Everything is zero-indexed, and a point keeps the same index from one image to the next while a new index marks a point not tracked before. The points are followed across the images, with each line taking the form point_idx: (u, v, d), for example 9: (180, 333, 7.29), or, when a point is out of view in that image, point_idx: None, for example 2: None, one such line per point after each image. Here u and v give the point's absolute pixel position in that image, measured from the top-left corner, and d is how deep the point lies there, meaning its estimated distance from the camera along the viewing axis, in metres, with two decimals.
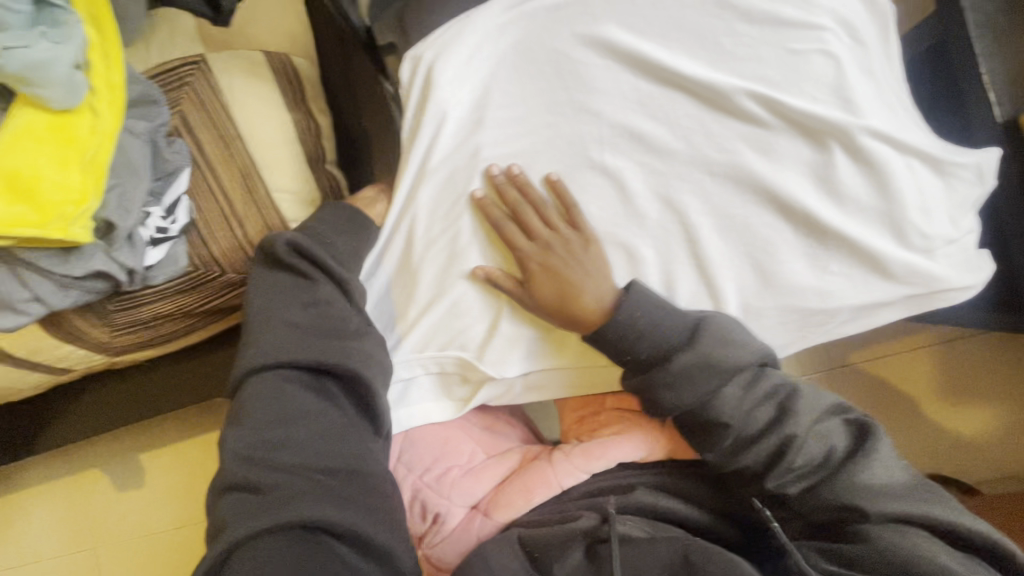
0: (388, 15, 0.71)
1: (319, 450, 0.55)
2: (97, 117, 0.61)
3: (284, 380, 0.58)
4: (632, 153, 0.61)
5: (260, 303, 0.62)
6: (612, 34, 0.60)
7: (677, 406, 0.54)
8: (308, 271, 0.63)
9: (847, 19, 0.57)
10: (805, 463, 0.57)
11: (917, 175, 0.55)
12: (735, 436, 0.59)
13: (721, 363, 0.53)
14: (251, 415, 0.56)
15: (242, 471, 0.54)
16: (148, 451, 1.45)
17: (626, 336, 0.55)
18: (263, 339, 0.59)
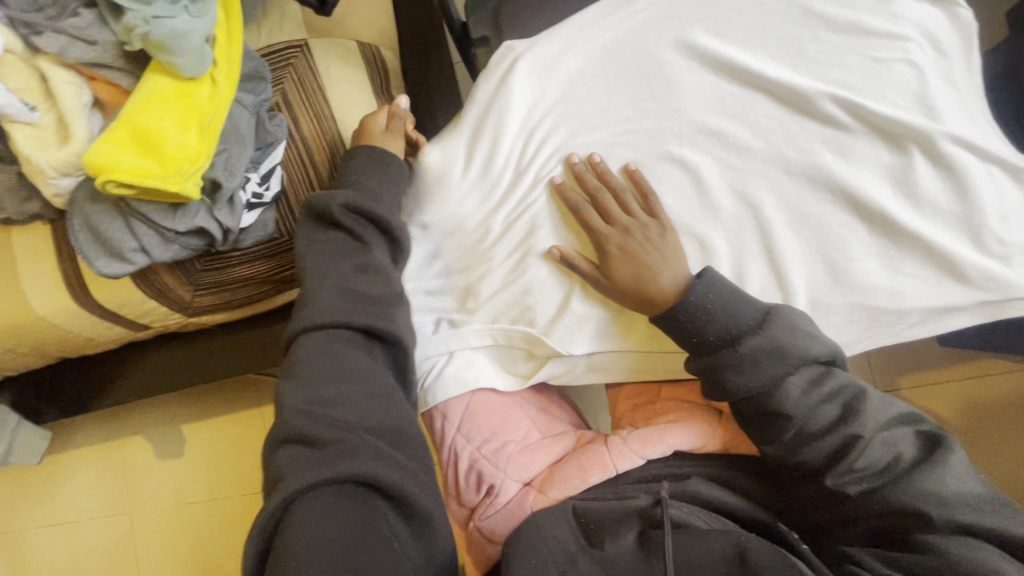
0: (483, 12, 0.76)
1: (374, 408, 0.55)
2: (217, 87, 0.67)
3: (329, 337, 0.58)
4: (711, 148, 0.63)
5: (308, 263, 0.64)
6: (699, 36, 0.63)
7: (747, 389, 0.55)
8: (349, 226, 0.65)
9: (931, 32, 0.59)
10: (867, 465, 0.56)
11: (998, 182, 0.57)
12: (796, 432, 0.57)
13: (791, 351, 0.55)
14: (305, 372, 0.56)
15: (299, 423, 0.52)
16: (189, 422, 1.49)
17: (694, 317, 0.57)
18: (313, 300, 0.61)
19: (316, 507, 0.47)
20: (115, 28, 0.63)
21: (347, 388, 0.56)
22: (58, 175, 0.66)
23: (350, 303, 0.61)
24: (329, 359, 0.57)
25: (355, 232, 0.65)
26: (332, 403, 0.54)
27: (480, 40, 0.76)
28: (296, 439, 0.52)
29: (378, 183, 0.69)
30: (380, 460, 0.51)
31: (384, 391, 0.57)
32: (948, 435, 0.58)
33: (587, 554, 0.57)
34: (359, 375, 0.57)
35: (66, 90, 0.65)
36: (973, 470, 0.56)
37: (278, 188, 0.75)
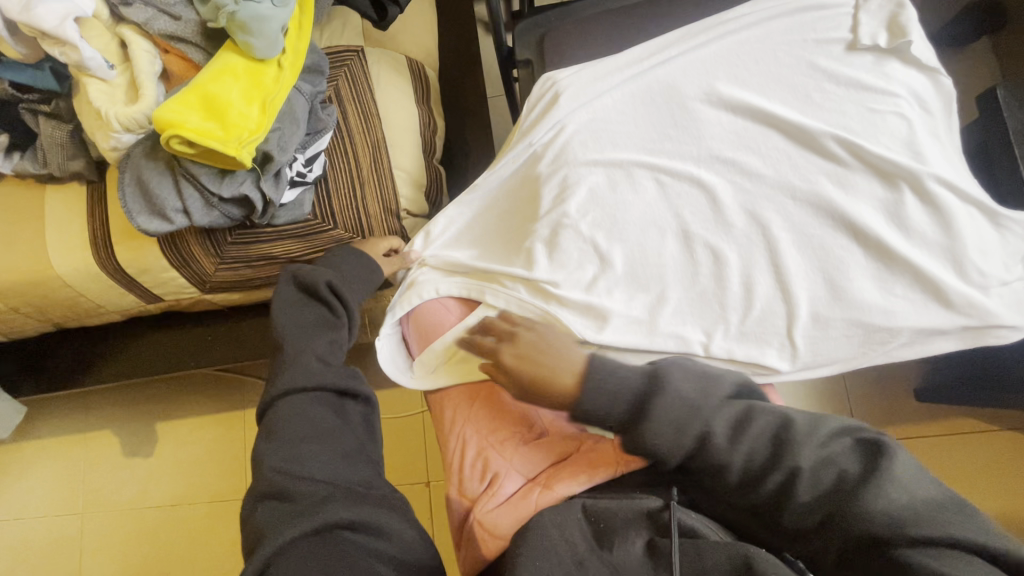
0: (530, 38, 0.83)
1: (343, 467, 0.59)
2: (282, 72, 0.73)
3: (304, 401, 0.62)
4: (728, 174, 0.70)
5: (289, 326, 0.68)
6: (718, 77, 0.71)
7: (666, 453, 0.52)
8: (329, 300, 0.71)
9: (918, 93, 0.69)
10: (813, 493, 0.50)
11: (976, 221, 0.64)
12: (734, 475, 0.52)
13: (697, 405, 0.52)
14: (284, 432, 0.60)
15: (275, 480, 0.57)
16: (162, 420, 1.43)
17: (596, 406, 0.54)
18: (294, 364, 0.64)
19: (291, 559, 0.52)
20: (202, 8, 0.69)
21: (319, 447, 0.59)
22: (122, 130, 0.70)
23: (322, 368, 0.65)
24: (303, 422, 0.60)
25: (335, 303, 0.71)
26: (304, 462, 0.58)
27: (525, 62, 0.83)
28: (272, 496, 0.57)
29: (352, 268, 0.76)
30: (353, 502, 0.56)
31: (352, 452, 0.61)
32: (888, 438, 0.51)
33: (596, 556, 0.58)
34: (327, 435, 0.60)
35: (143, 56, 0.70)
36: (924, 472, 0.50)
37: (319, 172, 0.80)
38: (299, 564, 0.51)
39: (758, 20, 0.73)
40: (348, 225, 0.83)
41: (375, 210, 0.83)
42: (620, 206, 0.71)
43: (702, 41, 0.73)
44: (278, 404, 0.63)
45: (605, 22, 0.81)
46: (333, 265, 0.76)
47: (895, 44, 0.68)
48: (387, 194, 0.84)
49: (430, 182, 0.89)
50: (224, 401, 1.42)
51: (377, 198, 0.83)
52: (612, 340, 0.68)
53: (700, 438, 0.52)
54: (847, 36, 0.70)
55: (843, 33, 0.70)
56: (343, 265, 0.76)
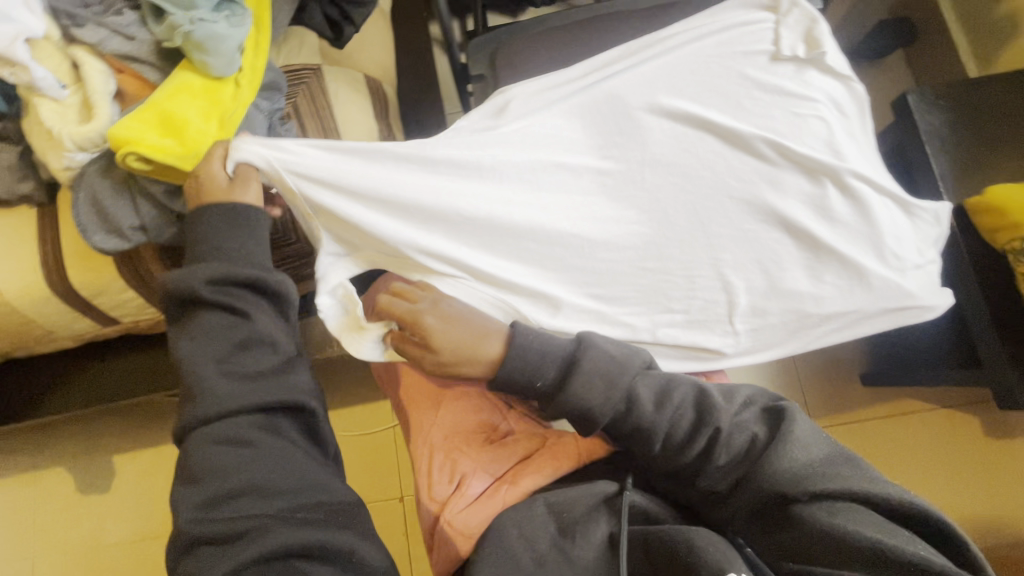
0: (483, 54, 0.86)
1: (276, 491, 0.56)
2: (240, 89, 0.74)
3: (225, 427, 0.58)
4: (671, 176, 0.75)
5: (191, 351, 0.60)
6: (657, 87, 0.77)
7: (593, 412, 0.59)
8: (229, 301, 0.61)
9: (834, 99, 0.76)
10: (728, 455, 0.56)
11: (891, 211, 0.71)
12: (661, 440, 0.58)
13: (615, 367, 0.59)
14: (207, 471, 0.56)
15: (198, 528, 0.54)
16: (120, 452, 1.37)
17: (518, 369, 0.61)
18: (203, 388, 0.59)
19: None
20: (157, 28, 0.70)
21: (250, 477, 0.56)
22: (75, 150, 0.70)
23: (234, 386, 0.59)
24: (229, 451, 0.57)
25: (233, 303, 0.61)
26: (238, 494, 0.56)
27: (478, 77, 0.86)
28: (204, 540, 0.54)
29: (232, 234, 0.64)
30: (297, 525, 0.55)
31: (286, 479, 0.57)
32: (789, 405, 0.58)
33: (557, 548, 0.60)
34: (261, 461, 0.57)
35: (96, 76, 0.70)
36: (822, 434, 0.56)
37: None
38: None
39: (692, 36, 0.79)
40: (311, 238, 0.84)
41: None
42: (575, 209, 0.74)
43: (642, 56, 0.78)
44: (193, 434, 0.58)
45: (553, 39, 0.84)
46: (221, 255, 0.63)
47: (812, 55, 0.76)
48: None
49: None
50: None
51: None
52: (565, 324, 0.72)
53: (631, 398, 0.59)
54: (770, 48, 0.77)
55: (766, 46, 0.77)
56: (233, 249, 0.63)
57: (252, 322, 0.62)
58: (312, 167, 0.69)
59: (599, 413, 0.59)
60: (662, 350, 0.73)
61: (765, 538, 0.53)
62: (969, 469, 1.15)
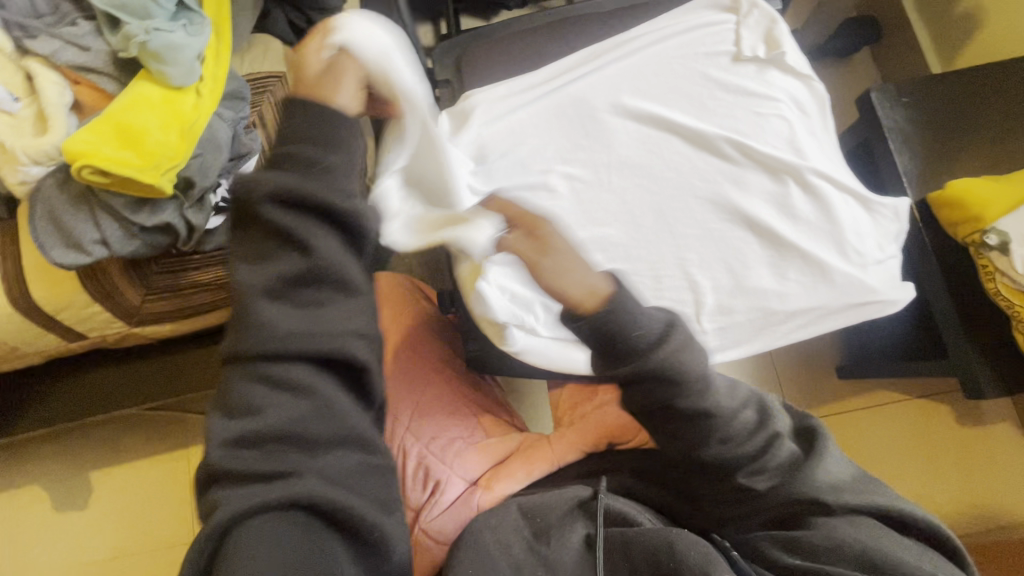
0: (449, 59, 0.85)
1: (319, 445, 0.44)
2: (200, 98, 0.73)
3: (270, 365, 0.43)
4: (636, 179, 0.75)
5: (242, 275, 0.43)
6: (622, 89, 0.77)
7: (685, 380, 0.47)
8: (291, 228, 0.42)
9: (796, 98, 0.77)
10: (776, 463, 0.54)
11: (852, 208, 0.72)
12: (726, 430, 0.50)
13: (690, 335, 0.48)
14: (249, 402, 0.43)
15: (229, 459, 0.43)
16: (98, 467, 1.35)
17: (612, 325, 0.44)
18: (257, 318, 0.42)
19: (251, 539, 0.41)
20: (113, 38, 0.70)
21: (292, 435, 0.43)
22: (30, 163, 0.69)
23: (298, 325, 0.43)
24: (282, 400, 0.43)
25: (297, 233, 0.42)
26: (274, 438, 0.43)
27: (444, 82, 0.85)
28: (237, 473, 0.43)
29: (316, 128, 0.43)
30: (331, 484, 0.43)
31: (336, 441, 0.44)
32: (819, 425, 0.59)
33: (532, 552, 0.59)
34: (313, 415, 0.44)
35: (51, 88, 0.69)
36: (840, 455, 0.59)
37: None
38: (259, 544, 0.41)
39: (655, 37, 0.79)
40: None
41: None
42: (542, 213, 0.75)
43: (607, 57, 0.79)
44: (234, 364, 0.44)
45: (519, 44, 0.84)
46: (298, 162, 0.42)
47: (772, 55, 0.77)
48: None
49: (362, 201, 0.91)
50: (166, 441, 1.35)
51: None
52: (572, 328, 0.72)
53: (709, 379, 0.49)
54: (733, 49, 0.78)
55: (728, 47, 0.78)
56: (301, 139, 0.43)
57: (315, 255, 0.43)
58: (411, 68, 0.52)
59: (690, 397, 0.48)
60: None
61: (776, 541, 0.55)
62: (953, 463, 1.17)
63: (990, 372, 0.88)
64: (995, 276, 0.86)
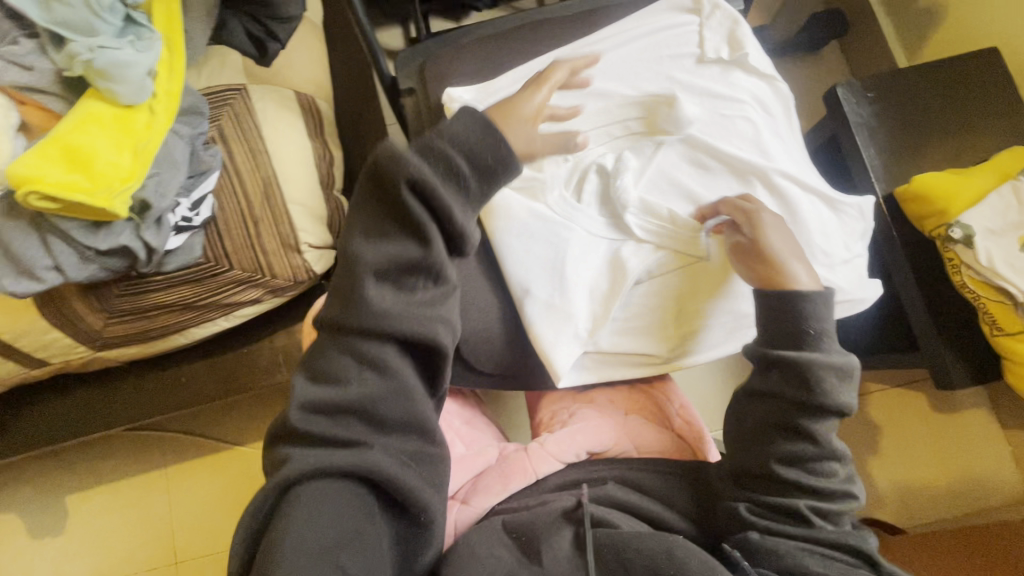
0: (412, 67, 0.84)
1: (385, 423, 0.55)
2: (154, 116, 0.72)
3: (357, 343, 0.54)
4: (604, 183, 0.74)
5: (362, 251, 0.55)
6: (588, 95, 0.77)
7: (819, 375, 0.61)
8: (413, 213, 0.54)
9: (760, 98, 0.77)
10: (829, 508, 0.61)
11: (818, 209, 0.73)
12: (816, 440, 0.61)
13: (829, 346, 0.63)
14: (328, 377, 0.55)
15: (305, 423, 0.54)
16: (74, 493, 1.31)
17: (791, 309, 0.63)
18: (358, 296, 0.54)
19: (312, 497, 0.51)
20: (56, 56, 0.68)
21: (361, 415, 0.54)
22: None
23: (396, 305, 0.54)
24: (352, 368, 0.54)
25: (421, 223, 0.54)
26: (347, 408, 0.54)
27: (407, 90, 0.83)
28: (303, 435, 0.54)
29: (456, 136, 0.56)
30: (391, 458, 0.54)
31: (397, 428, 0.55)
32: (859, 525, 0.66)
33: (525, 568, 0.58)
34: (379, 398, 0.54)
35: None
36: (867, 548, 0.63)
37: (208, 215, 0.79)
38: (319, 504, 0.51)
39: (618, 41, 0.79)
40: (245, 264, 0.81)
41: (272, 245, 0.83)
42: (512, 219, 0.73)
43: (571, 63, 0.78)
44: (328, 334, 0.56)
45: (483, 49, 0.83)
46: (437, 162, 0.55)
47: (735, 57, 0.77)
48: (284, 233, 0.83)
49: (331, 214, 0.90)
50: (143, 462, 1.32)
51: (274, 233, 0.83)
52: (622, 343, 0.73)
53: (840, 394, 0.61)
54: (696, 51, 0.78)
55: (692, 49, 0.78)
56: (442, 139, 0.56)
57: (427, 248, 0.54)
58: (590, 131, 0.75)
59: (821, 392, 0.61)
60: (605, 355, 0.74)
61: (804, 556, 0.57)
62: (924, 448, 1.20)
63: (959, 363, 0.89)
64: (961, 269, 0.87)
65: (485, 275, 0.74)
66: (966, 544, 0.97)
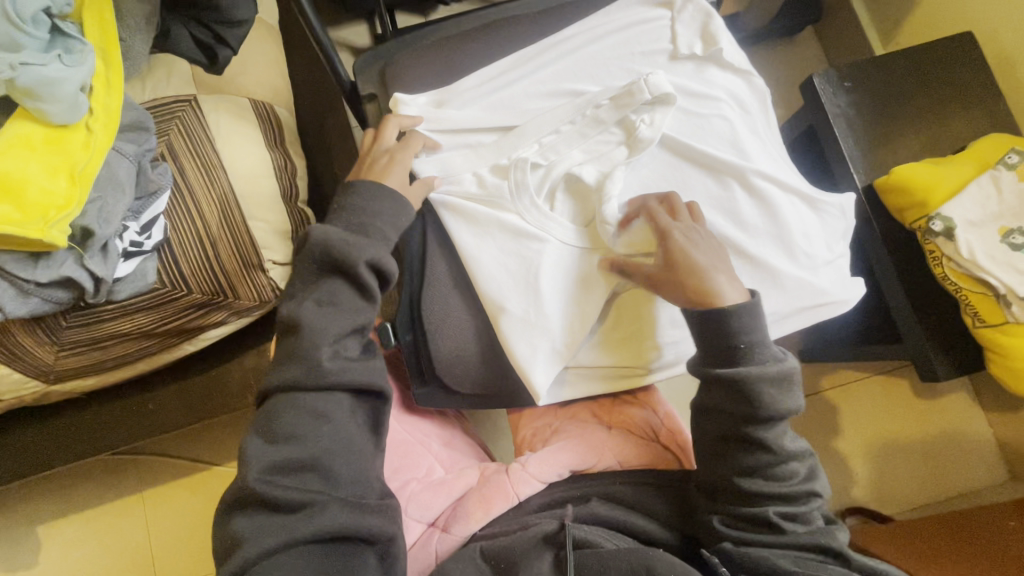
0: (372, 71, 0.79)
1: (339, 469, 0.56)
2: (92, 134, 0.68)
3: (309, 399, 0.57)
4: (577, 188, 0.71)
5: (314, 319, 0.59)
6: (557, 98, 0.74)
7: (755, 388, 0.58)
8: (360, 280, 0.60)
9: (736, 94, 0.74)
10: (795, 510, 0.59)
11: (797, 209, 0.70)
12: (763, 449, 0.59)
13: (760, 353, 0.60)
14: (279, 432, 0.56)
15: (261, 488, 0.54)
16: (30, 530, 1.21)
17: (721, 324, 0.60)
18: (307, 355, 0.58)
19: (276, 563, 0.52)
20: None
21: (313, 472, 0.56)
22: None
23: (347, 360, 0.59)
24: (299, 420, 0.56)
25: (366, 287, 0.61)
26: (300, 465, 0.55)
27: (369, 96, 0.79)
28: (263, 503, 0.54)
29: (386, 206, 0.64)
30: (349, 508, 0.55)
31: (348, 475, 0.57)
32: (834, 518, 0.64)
33: None
34: (328, 447, 0.56)
35: None
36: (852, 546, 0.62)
37: (161, 237, 0.74)
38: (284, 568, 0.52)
39: (586, 39, 0.75)
40: (204, 287, 0.77)
41: (232, 265, 0.78)
42: (484, 233, 0.70)
43: (538, 65, 0.75)
44: (275, 397, 0.59)
45: (448, 50, 0.79)
46: (373, 233, 0.63)
47: (709, 52, 0.74)
48: (246, 251, 0.79)
49: (296, 228, 0.85)
50: (105, 492, 1.23)
51: (232, 252, 0.78)
52: (605, 356, 0.71)
53: (775, 402, 0.59)
54: (669, 47, 0.75)
55: (665, 44, 0.75)
56: (370, 214, 0.63)
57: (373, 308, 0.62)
58: (538, 139, 0.72)
59: (758, 405, 0.58)
60: (584, 368, 0.72)
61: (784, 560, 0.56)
62: (908, 435, 1.20)
63: (943, 354, 0.88)
64: (943, 260, 0.86)
65: (456, 290, 0.71)
66: (952, 530, 0.97)
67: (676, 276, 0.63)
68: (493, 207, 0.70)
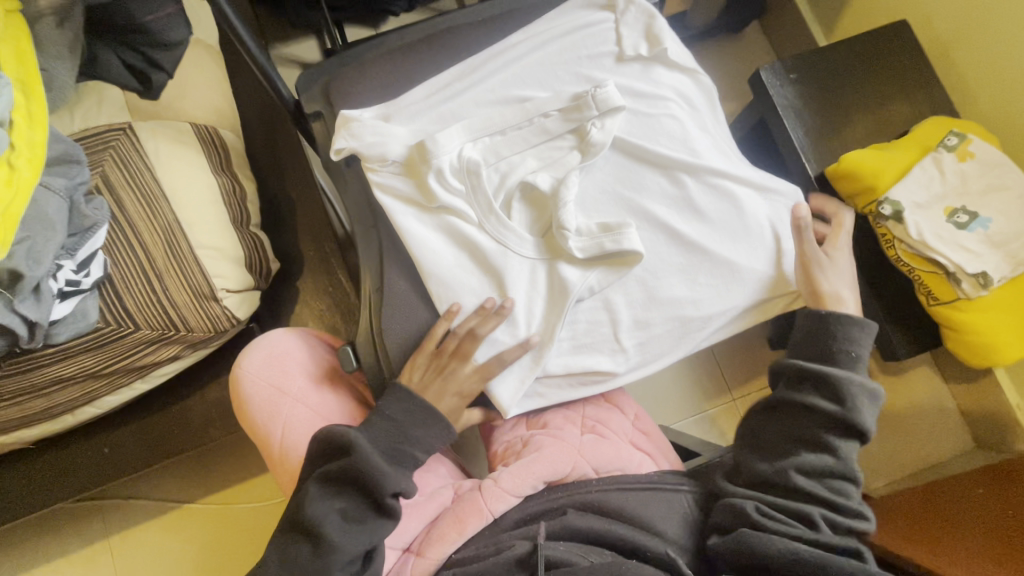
0: (315, 89, 0.77)
1: None
2: (15, 170, 0.63)
3: None
4: (532, 196, 0.70)
5: (333, 536, 0.59)
6: (507, 105, 0.73)
7: (848, 391, 0.61)
8: (385, 502, 0.61)
9: (684, 93, 0.75)
10: (840, 519, 0.60)
11: (751, 202, 0.72)
12: (832, 453, 0.62)
13: (860, 369, 0.64)
14: None
15: None
16: None
17: (833, 327, 0.65)
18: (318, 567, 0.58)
19: None
20: None
21: None
22: None
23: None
24: None
25: (388, 506, 0.61)
26: None
27: (315, 114, 0.76)
28: None
29: (416, 421, 0.65)
30: None
31: None
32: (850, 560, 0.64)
33: None
34: None
35: None
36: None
37: (100, 274, 0.72)
38: None
39: (532, 46, 0.75)
40: (152, 323, 0.74)
41: (183, 298, 0.75)
42: (438, 245, 0.69)
43: (486, 73, 0.74)
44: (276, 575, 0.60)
45: (392, 62, 0.77)
46: (400, 455, 0.64)
47: (655, 52, 0.74)
48: (197, 282, 0.76)
49: (248, 252, 0.82)
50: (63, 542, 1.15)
51: (181, 285, 0.75)
52: (577, 362, 0.70)
53: (864, 411, 0.62)
54: (614, 49, 0.75)
55: (610, 47, 0.75)
56: (406, 438, 0.64)
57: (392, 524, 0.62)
58: (490, 147, 0.71)
59: (851, 409, 0.61)
60: (555, 378, 0.70)
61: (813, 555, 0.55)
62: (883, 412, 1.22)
63: (901, 333, 0.91)
64: (894, 243, 0.88)
65: (417, 307, 0.70)
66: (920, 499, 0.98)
67: (811, 280, 0.69)
68: (444, 219, 0.69)
